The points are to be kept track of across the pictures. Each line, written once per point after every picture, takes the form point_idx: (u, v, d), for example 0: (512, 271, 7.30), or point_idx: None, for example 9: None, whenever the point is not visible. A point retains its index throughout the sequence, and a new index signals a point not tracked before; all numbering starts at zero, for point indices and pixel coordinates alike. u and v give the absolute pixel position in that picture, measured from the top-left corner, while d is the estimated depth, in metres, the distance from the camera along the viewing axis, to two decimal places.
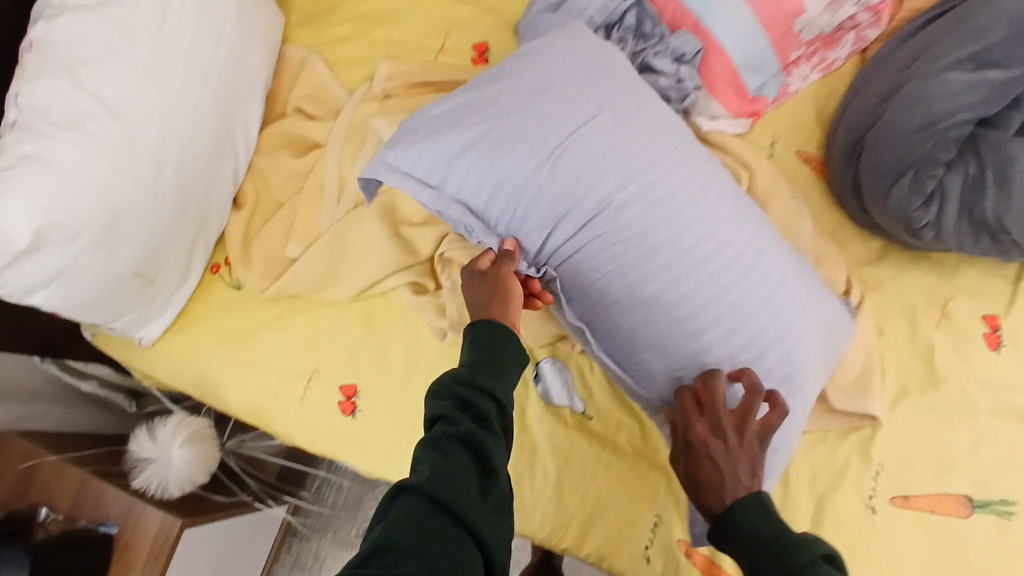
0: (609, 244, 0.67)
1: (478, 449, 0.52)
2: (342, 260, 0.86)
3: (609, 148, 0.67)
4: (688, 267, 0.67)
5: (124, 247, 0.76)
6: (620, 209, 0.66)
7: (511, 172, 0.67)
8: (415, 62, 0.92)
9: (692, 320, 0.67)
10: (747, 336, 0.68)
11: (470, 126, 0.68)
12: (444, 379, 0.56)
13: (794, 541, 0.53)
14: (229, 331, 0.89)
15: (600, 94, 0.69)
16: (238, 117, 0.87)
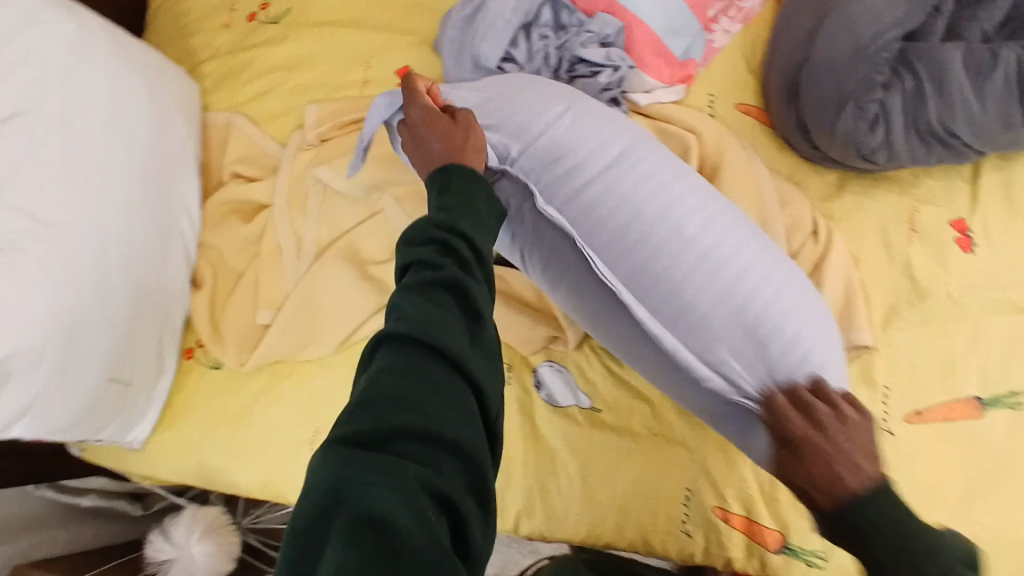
0: (635, 183, 0.64)
1: (459, 286, 0.45)
2: (317, 314, 0.84)
3: (619, 117, 0.70)
4: (714, 209, 0.64)
5: (93, 357, 0.73)
6: (641, 155, 0.66)
7: (524, 121, 0.68)
8: (342, 101, 0.90)
9: (733, 258, 0.62)
10: (786, 286, 0.63)
11: (480, 97, 0.72)
12: (418, 225, 0.49)
13: (935, 546, 0.47)
14: (218, 413, 0.86)
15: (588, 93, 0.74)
16: (174, 198, 0.84)
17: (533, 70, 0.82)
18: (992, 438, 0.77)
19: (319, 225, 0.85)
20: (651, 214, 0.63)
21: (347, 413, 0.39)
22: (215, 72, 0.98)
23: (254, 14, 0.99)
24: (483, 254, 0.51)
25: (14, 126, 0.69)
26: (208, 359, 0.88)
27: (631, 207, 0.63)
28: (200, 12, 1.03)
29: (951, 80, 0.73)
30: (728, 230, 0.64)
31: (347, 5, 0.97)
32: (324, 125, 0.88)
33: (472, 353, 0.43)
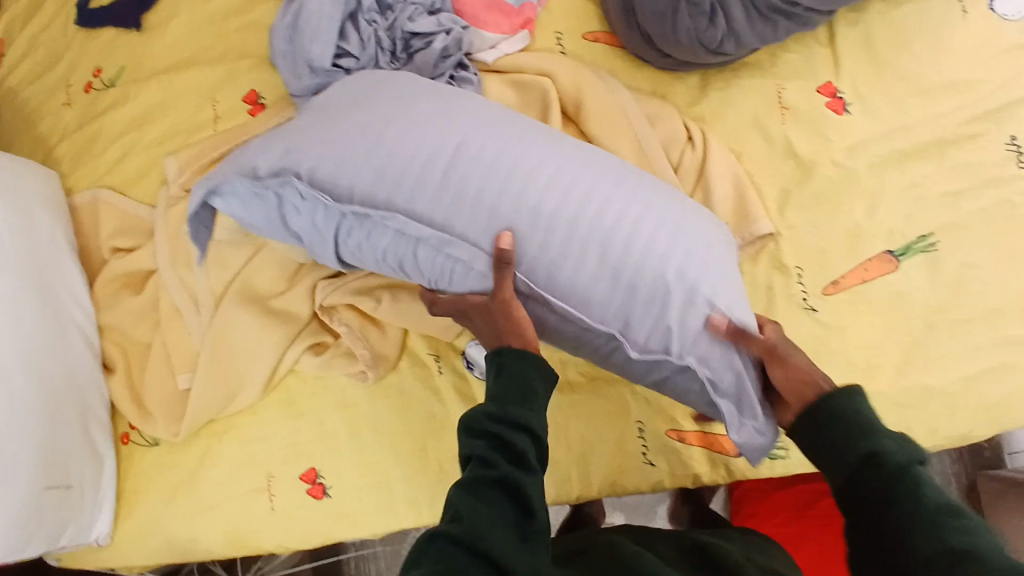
0: (485, 173, 0.63)
1: (512, 485, 0.50)
2: (233, 362, 0.82)
3: (449, 100, 0.68)
4: (569, 171, 0.64)
5: (20, 468, 0.71)
6: (481, 138, 0.64)
7: (350, 144, 0.65)
8: (199, 145, 0.88)
9: (602, 215, 0.62)
10: (659, 222, 0.63)
11: (298, 130, 0.68)
12: (473, 416, 0.55)
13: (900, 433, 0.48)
14: (171, 485, 0.85)
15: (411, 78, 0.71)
16: (58, 289, 0.82)
17: (369, 60, 0.80)
18: (914, 286, 0.77)
19: (209, 276, 0.83)
20: (498, 185, 0.62)
21: None
22: (68, 152, 0.94)
23: (89, 83, 0.96)
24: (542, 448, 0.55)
25: None
26: (144, 437, 0.86)
27: (477, 176, 0.63)
28: (36, 96, 0.99)
29: None
30: (588, 186, 0.63)
31: (178, 47, 0.94)
32: (185, 175, 0.86)
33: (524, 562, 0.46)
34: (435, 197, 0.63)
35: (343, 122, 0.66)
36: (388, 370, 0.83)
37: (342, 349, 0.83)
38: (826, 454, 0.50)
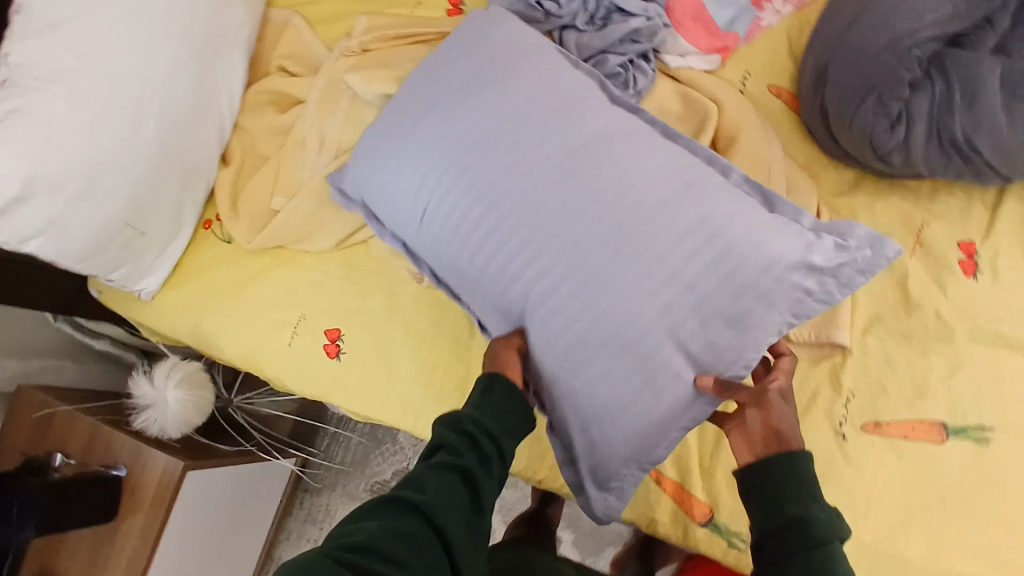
0: (533, 228, 0.66)
1: (472, 480, 0.58)
2: (323, 209, 0.89)
3: (548, 121, 0.68)
4: (619, 244, 0.64)
5: (112, 198, 0.80)
6: (552, 187, 0.66)
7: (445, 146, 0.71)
8: (392, 17, 0.94)
9: (626, 303, 0.63)
10: (692, 324, 0.63)
11: (417, 114, 0.74)
12: (459, 414, 0.62)
13: None
14: (221, 283, 0.94)
15: (529, 75, 0.71)
16: (219, 78, 0.89)
17: (567, 14, 0.84)
18: (951, 466, 0.74)
19: (342, 128, 0.90)
20: (506, 232, 0.67)
21: (341, 537, 0.52)
22: None
23: None
24: (509, 459, 0.62)
25: None
26: (222, 232, 0.95)
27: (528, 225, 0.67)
28: None
29: (981, 93, 0.70)
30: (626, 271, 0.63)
31: None
32: (368, 37, 0.92)
33: (463, 545, 0.55)
34: (445, 214, 0.70)
35: (444, 116, 0.72)
36: None
37: None
38: None
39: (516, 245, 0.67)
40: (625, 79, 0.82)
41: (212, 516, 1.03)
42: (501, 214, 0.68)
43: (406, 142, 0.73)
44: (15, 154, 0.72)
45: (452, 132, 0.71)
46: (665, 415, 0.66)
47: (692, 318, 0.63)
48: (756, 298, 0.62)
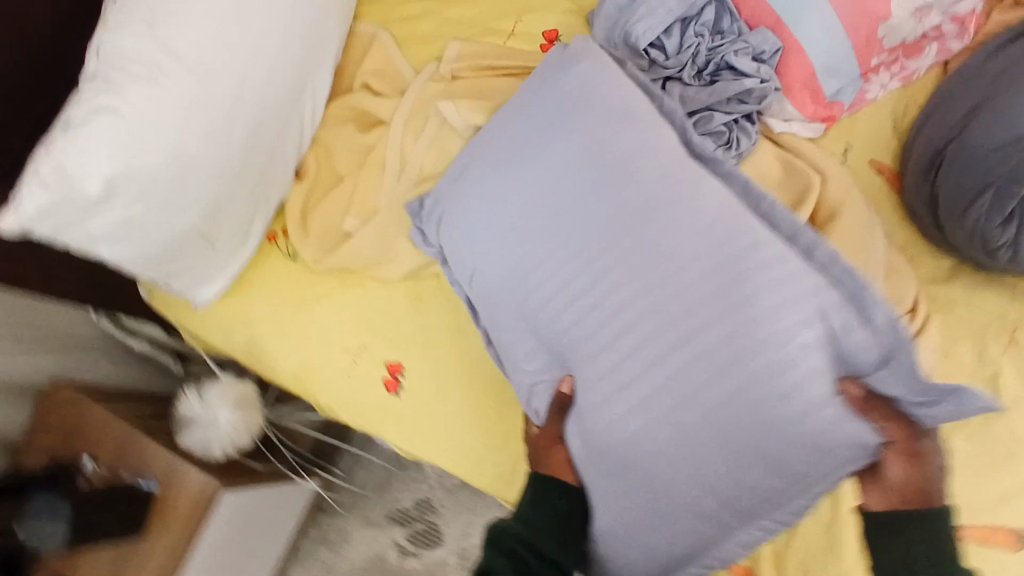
0: (553, 329, 0.67)
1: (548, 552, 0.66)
2: (400, 237, 0.86)
3: (568, 221, 0.65)
4: (627, 363, 0.62)
5: (189, 205, 0.77)
6: (568, 296, 0.65)
7: (471, 239, 0.72)
8: (486, 45, 0.91)
9: (631, 424, 0.62)
10: (694, 456, 0.60)
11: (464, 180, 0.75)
12: (506, 533, 0.67)
13: None
14: (281, 300, 0.90)
15: (560, 157, 0.67)
16: (307, 86, 0.86)
17: (674, 65, 0.82)
18: None
19: (426, 155, 0.87)
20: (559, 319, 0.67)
21: None
22: None
23: None
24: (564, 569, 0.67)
25: None
26: (286, 248, 0.91)
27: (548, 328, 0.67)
28: None
29: None
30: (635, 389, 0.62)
31: None
32: (461, 64, 0.90)
33: None
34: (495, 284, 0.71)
35: (470, 208, 0.73)
36: None
37: None
38: None
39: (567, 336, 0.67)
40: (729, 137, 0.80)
41: (237, 538, 0.99)
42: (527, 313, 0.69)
43: (477, 191, 0.72)
44: (99, 156, 0.67)
45: (506, 202, 0.69)
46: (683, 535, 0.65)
47: (724, 458, 0.60)
48: (807, 448, 0.57)
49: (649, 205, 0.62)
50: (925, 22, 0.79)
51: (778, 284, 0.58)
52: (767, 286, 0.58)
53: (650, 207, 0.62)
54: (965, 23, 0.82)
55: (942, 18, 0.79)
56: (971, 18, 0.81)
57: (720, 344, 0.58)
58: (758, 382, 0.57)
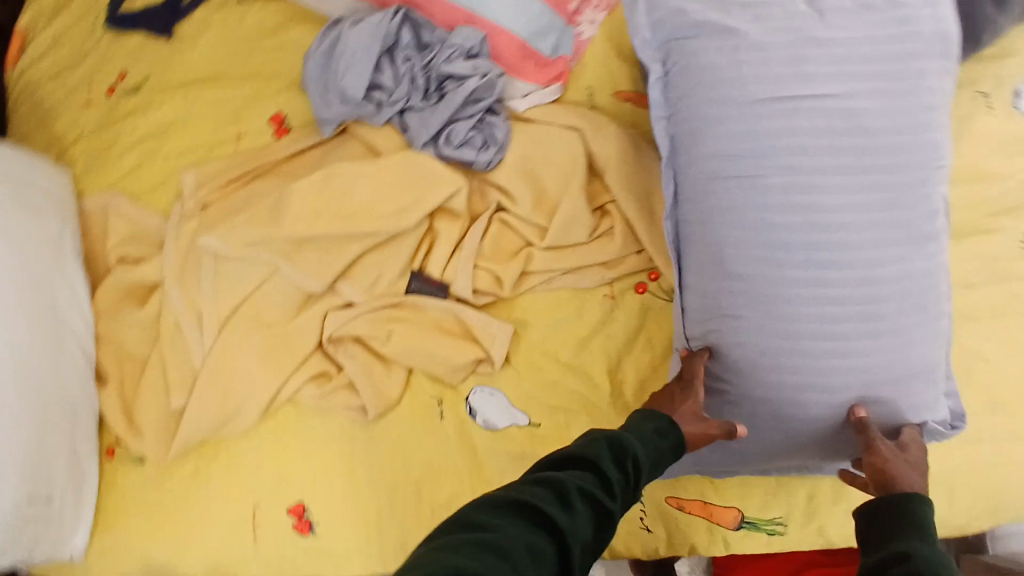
0: (771, 204, 0.64)
1: (606, 516, 0.52)
2: (236, 384, 0.81)
3: (757, 90, 0.64)
4: (845, 227, 0.63)
5: (1, 483, 0.68)
6: (759, 129, 0.64)
7: (716, 113, 0.65)
8: (221, 161, 0.86)
9: (833, 297, 0.64)
10: (865, 309, 0.64)
11: (713, 61, 0.65)
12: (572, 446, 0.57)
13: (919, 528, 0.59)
14: (153, 506, 0.83)
15: (761, 23, 0.64)
16: (60, 294, 0.79)
17: (401, 96, 0.81)
18: None
19: (214, 294, 0.81)
20: (726, 252, 0.66)
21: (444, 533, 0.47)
22: (82, 154, 0.92)
23: (112, 86, 0.93)
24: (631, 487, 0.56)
25: None
26: (130, 454, 0.84)
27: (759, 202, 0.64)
28: (55, 94, 0.97)
29: None
30: (839, 254, 0.64)
31: (209, 56, 0.92)
32: (205, 192, 0.84)
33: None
34: (693, 120, 0.67)
35: (722, 77, 0.65)
36: (387, 409, 0.81)
37: (346, 382, 0.82)
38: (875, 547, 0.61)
39: (716, 240, 0.67)
40: (485, 138, 0.81)
41: None
42: (700, 142, 0.67)
43: (705, 65, 0.66)
44: None
45: (726, 75, 0.65)
46: (780, 441, 0.69)
47: (880, 301, 0.64)
48: (891, 278, 0.64)
49: (848, 68, 0.63)
50: None
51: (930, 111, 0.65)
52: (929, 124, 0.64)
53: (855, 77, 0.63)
54: None
55: None
56: None
57: (850, 207, 0.63)
58: (866, 220, 0.63)
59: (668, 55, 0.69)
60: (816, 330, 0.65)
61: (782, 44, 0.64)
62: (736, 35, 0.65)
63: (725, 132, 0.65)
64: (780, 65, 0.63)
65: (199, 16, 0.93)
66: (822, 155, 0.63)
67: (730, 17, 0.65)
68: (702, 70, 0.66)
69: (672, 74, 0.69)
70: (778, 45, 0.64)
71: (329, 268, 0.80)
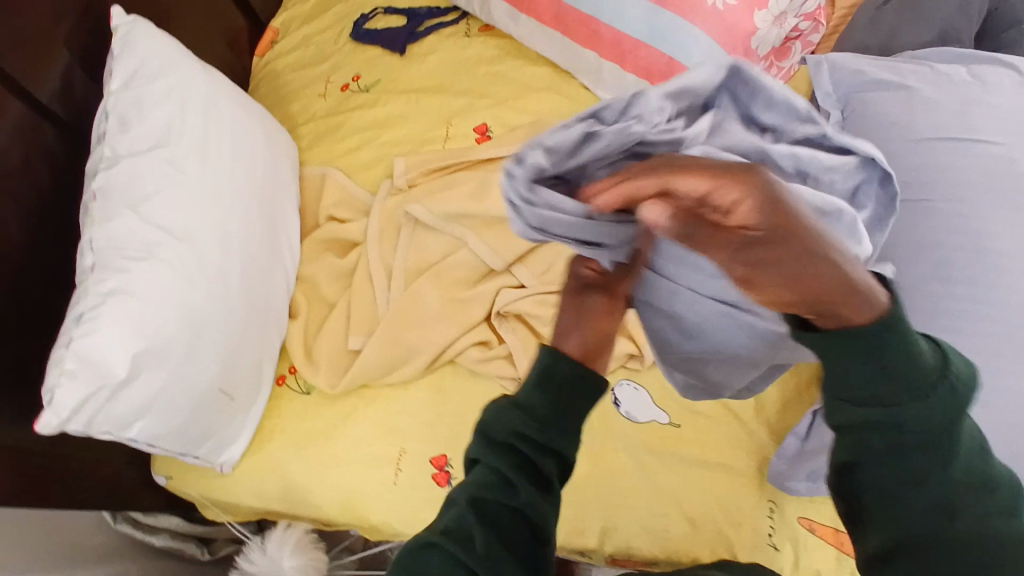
0: (932, 230, 0.71)
1: (513, 486, 0.56)
2: (408, 334, 0.89)
3: (924, 130, 0.74)
4: (1001, 256, 0.68)
5: (208, 364, 0.78)
6: (929, 164, 0.73)
7: (891, 154, 0.75)
8: (429, 152, 0.99)
9: (990, 319, 0.67)
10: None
11: (885, 109, 0.77)
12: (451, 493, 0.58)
13: (923, 434, 0.47)
14: (308, 436, 0.90)
15: (930, 87, 0.76)
16: (280, 229, 0.93)
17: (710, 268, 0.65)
18: None
19: (408, 254, 0.93)
20: (887, 259, 0.72)
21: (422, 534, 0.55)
22: (309, 132, 1.07)
23: (347, 83, 1.09)
24: (528, 440, 0.57)
25: (157, 155, 0.79)
26: (300, 383, 0.92)
27: (926, 228, 0.71)
28: (298, 85, 1.12)
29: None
30: (999, 279, 0.68)
31: (434, 73, 1.08)
32: (413, 173, 0.97)
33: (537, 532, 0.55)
34: None
35: (895, 117, 0.76)
36: None
37: (504, 353, 0.89)
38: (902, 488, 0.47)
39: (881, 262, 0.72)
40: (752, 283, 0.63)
41: None
42: None
43: (880, 114, 0.77)
44: (121, 338, 0.69)
45: (896, 125, 0.76)
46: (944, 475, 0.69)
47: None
48: None
49: (1014, 121, 0.73)
50: (786, 27, 0.92)
51: None
52: None
53: (1017, 130, 0.72)
54: (817, 18, 0.95)
55: (799, 20, 0.93)
56: (820, 14, 0.94)
57: (1005, 243, 0.68)
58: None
59: (847, 105, 0.81)
60: (986, 346, 0.66)
61: (947, 103, 0.75)
62: (909, 90, 0.76)
63: (896, 162, 0.74)
64: (953, 113, 0.74)
65: (430, 42, 1.11)
66: (985, 194, 0.70)
67: (905, 79, 0.78)
68: (876, 116, 0.77)
69: (850, 118, 0.80)
70: (946, 102, 0.75)
71: (512, 248, 0.90)
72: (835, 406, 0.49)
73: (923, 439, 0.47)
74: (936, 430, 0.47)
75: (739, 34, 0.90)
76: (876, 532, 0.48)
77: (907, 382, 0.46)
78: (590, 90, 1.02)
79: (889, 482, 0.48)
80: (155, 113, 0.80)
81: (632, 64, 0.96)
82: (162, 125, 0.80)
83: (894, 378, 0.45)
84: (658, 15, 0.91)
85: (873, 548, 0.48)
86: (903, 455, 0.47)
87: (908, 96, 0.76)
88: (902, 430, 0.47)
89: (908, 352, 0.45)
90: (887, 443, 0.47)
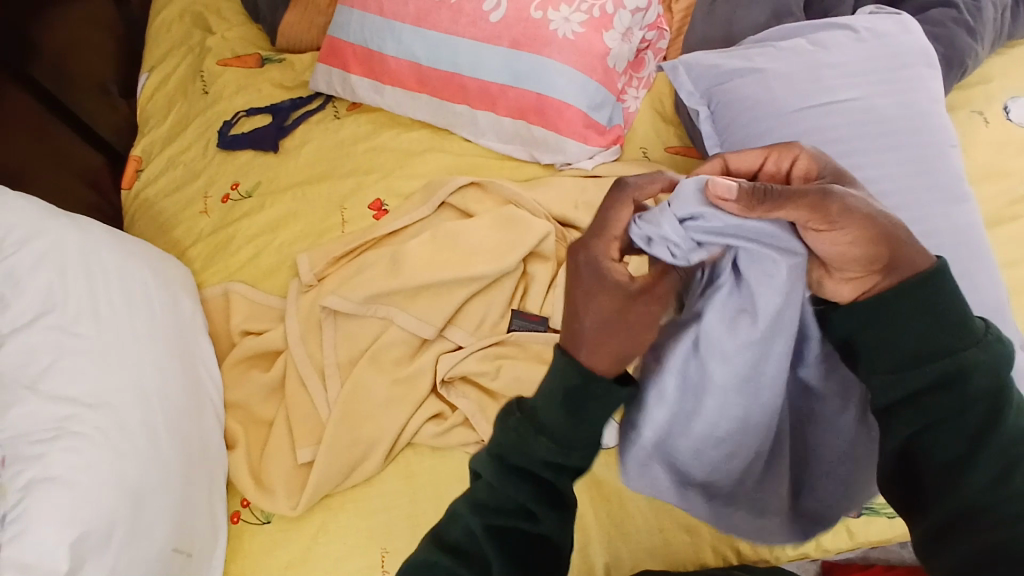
0: None
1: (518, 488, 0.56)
2: (360, 430, 0.86)
3: (787, 101, 0.81)
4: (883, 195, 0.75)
5: (155, 526, 0.72)
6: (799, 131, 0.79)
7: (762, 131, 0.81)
8: (330, 241, 0.97)
9: None
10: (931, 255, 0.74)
11: (747, 91, 0.83)
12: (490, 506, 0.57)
13: (973, 357, 0.52)
14: (281, 566, 0.83)
15: (780, 61, 0.83)
16: (196, 360, 0.88)
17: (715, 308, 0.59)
18: None
19: (336, 349, 0.91)
20: None
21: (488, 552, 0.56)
22: (200, 252, 1.03)
23: (227, 195, 1.06)
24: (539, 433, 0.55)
25: (44, 325, 0.74)
26: (257, 514, 0.86)
27: None
28: (176, 208, 1.08)
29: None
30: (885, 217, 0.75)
31: (311, 164, 1.06)
32: (319, 266, 0.95)
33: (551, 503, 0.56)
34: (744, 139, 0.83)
35: (757, 96, 0.82)
36: None
37: (460, 420, 0.87)
38: (953, 409, 0.52)
39: None
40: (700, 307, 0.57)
41: None
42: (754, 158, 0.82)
43: (741, 96, 0.83)
44: (53, 531, 0.64)
45: (759, 102, 0.82)
46: None
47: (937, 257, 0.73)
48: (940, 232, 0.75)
49: (858, 73, 0.80)
50: (633, 41, 0.97)
51: (932, 101, 0.81)
52: (934, 108, 0.80)
53: (862, 80, 0.80)
54: (659, 27, 1.00)
55: (643, 33, 0.99)
56: (661, 22, 1.00)
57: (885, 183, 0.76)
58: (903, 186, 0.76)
59: (710, 97, 0.87)
60: None
61: (797, 73, 0.81)
62: (760, 71, 0.83)
63: (773, 138, 0.80)
64: (804, 81, 0.80)
65: (301, 132, 1.10)
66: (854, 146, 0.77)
67: (754, 62, 0.84)
68: (738, 100, 0.83)
69: (716, 109, 0.86)
70: (796, 72, 0.81)
71: (438, 314, 0.89)
72: (880, 383, 0.55)
73: (976, 372, 0.52)
74: (980, 373, 0.52)
75: (594, 57, 0.94)
76: (929, 517, 0.53)
77: (943, 324, 0.52)
78: (471, 142, 1.04)
79: (942, 454, 0.53)
80: (32, 281, 0.76)
81: (504, 107, 0.98)
82: (42, 293, 0.76)
83: (936, 321, 0.52)
84: (516, 58, 0.95)
85: (934, 525, 0.53)
86: (960, 390, 0.52)
87: (763, 78, 0.82)
88: (958, 371, 0.52)
89: (935, 300, 0.52)
90: (932, 394, 0.53)
